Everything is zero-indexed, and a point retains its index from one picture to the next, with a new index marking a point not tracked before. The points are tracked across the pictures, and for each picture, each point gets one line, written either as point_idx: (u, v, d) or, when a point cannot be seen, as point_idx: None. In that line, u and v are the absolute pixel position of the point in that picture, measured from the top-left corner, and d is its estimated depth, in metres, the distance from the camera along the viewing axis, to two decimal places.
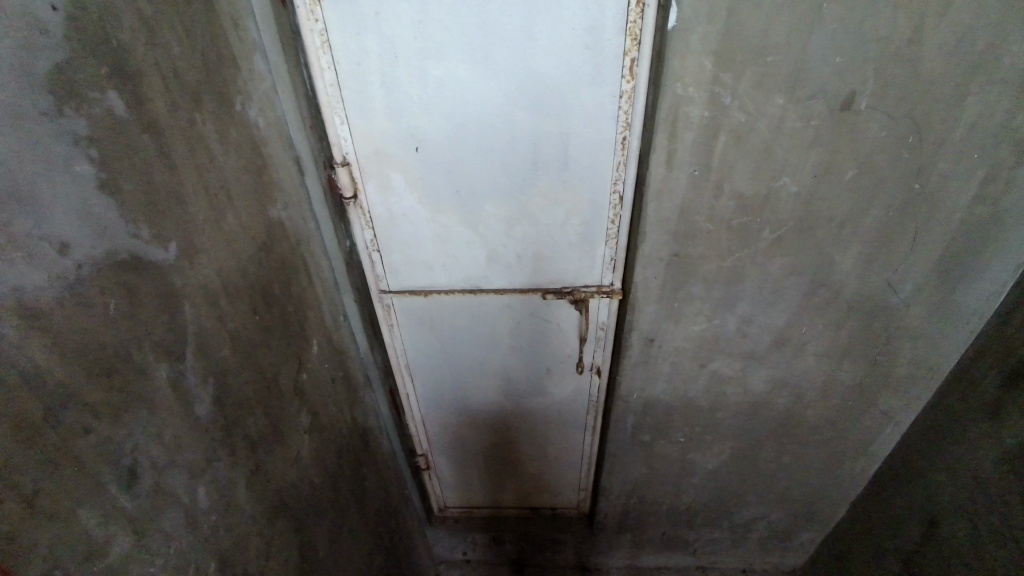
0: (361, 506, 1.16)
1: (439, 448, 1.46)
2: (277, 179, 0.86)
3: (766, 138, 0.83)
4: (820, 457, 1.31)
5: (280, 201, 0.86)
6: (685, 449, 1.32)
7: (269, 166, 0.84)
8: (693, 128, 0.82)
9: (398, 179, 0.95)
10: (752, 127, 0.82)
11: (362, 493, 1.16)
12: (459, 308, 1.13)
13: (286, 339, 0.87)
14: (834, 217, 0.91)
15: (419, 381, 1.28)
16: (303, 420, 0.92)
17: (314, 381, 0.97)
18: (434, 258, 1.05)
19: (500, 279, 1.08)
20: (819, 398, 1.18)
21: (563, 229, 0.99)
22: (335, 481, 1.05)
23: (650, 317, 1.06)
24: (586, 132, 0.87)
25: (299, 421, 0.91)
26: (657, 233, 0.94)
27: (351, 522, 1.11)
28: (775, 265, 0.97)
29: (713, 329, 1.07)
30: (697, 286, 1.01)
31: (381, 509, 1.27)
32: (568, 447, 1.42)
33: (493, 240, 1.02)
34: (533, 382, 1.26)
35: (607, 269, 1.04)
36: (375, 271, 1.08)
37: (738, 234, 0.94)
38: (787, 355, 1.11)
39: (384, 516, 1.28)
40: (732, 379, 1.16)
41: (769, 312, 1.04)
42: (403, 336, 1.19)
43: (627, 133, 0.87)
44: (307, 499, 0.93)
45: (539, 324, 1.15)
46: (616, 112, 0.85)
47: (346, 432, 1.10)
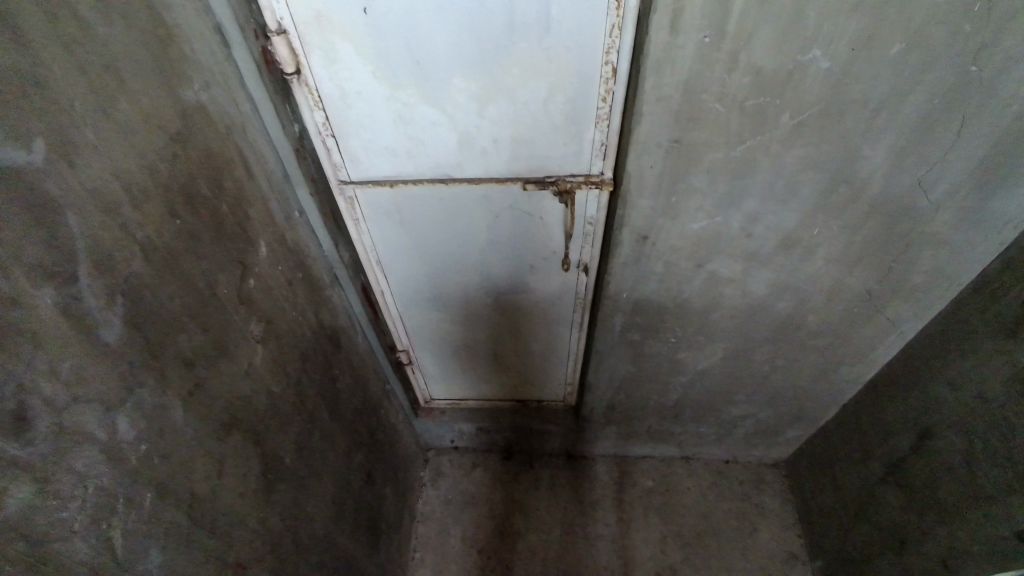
0: (333, 406, 1.13)
1: (421, 343, 1.41)
2: (186, 51, 0.70)
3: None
4: (816, 362, 1.24)
5: (192, 79, 0.71)
6: (675, 349, 1.22)
7: (173, 34, 0.68)
8: None
9: (346, 49, 0.79)
10: None
11: (333, 394, 1.13)
12: (429, 200, 1.01)
13: (222, 242, 0.76)
14: (867, 102, 0.75)
15: (393, 277, 1.20)
16: (254, 329, 0.84)
17: (267, 283, 0.88)
18: (397, 142, 0.92)
19: (474, 167, 0.94)
20: (822, 304, 1.09)
21: (544, 109, 0.84)
22: (301, 387, 0.99)
23: (644, 210, 0.91)
24: None
25: (248, 331, 0.83)
26: (657, 114, 0.77)
27: (321, 424, 1.07)
28: (791, 157, 0.82)
29: (714, 227, 0.93)
30: (699, 178, 0.85)
31: (356, 406, 1.24)
32: (555, 345, 1.34)
33: (463, 121, 0.87)
34: (516, 279, 1.16)
35: (596, 156, 0.90)
36: (331, 160, 0.96)
37: (753, 114, 0.77)
38: (794, 259, 0.99)
39: (361, 412, 1.27)
40: (731, 281, 1.04)
41: (778, 211, 0.90)
42: (372, 231, 1.09)
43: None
44: (265, 410, 0.88)
45: (520, 218, 1.01)
46: None
47: (311, 335, 1.03)
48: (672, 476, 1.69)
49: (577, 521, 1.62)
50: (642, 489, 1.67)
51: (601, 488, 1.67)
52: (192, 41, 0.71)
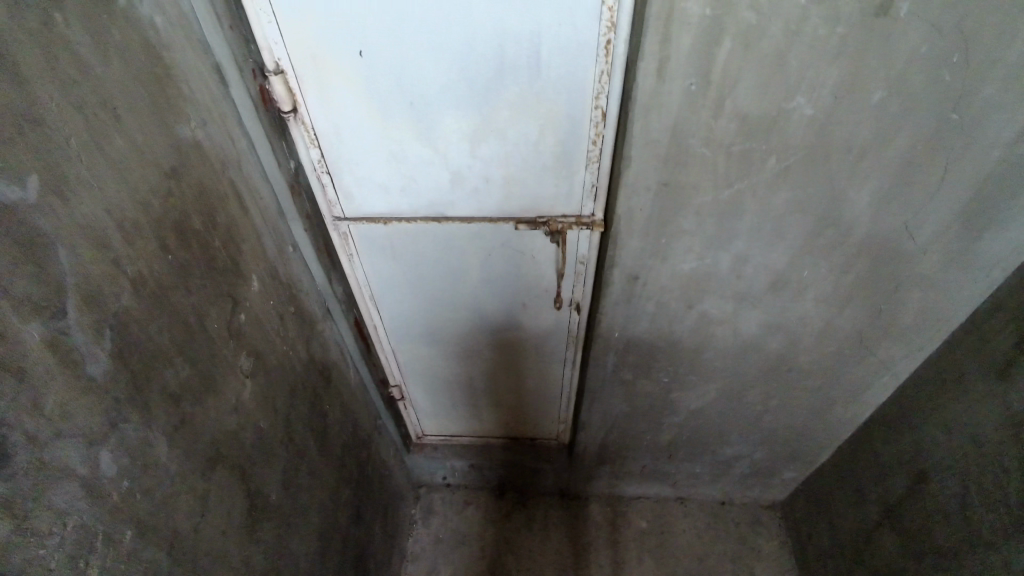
0: (322, 441, 1.12)
1: (412, 377, 1.40)
2: (184, 91, 0.72)
3: (779, 45, 0.67)
4: (809, 402, 1.24)
5: (189, 117, 0.73)
6: (668, 387, 1.22)
7: (172, 75, 0.70)
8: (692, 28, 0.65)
9: (342, 89, 0.82)
10: (764, 29, 0.65)
11: (322, 430, 1.12)
12: (422, 237, 1.02)
13: (213, 277, 0.77)
14: (849, 147, 0.77)
15: (386, 311, 1.21)
16: (243, 363, 0.84)
17: (258, 318, 0.88)
18: (390, 180, 0.94)
19: (467, 205, 0.95)
20: (814, 345, 1.09)
21: (535, 150, 0.86)
22: (289, 423, 0.99)
23: (634, 250, 0.91)
24: (561, 32, 0.72)
25: (237, 365, 0.83)
26: (644, 158, 0.78)
27: (309, 460, 1.06)
28: (779, 200, 0.83)
29: (704, 267, 0.94)
30: (688, 219, 0.86)
31: (346, 443, 1.23)
32: (548, 381, 1.34)
33: (455, 160, 0.89)
34: (508, 316, 1.16)
35: (587, 197, 0.91)
36: (326, 196, 0.98)
37: (739, 159, 0.78)
38: (785, 299, 0.99)
39: (350, 448, 1.26)
40: (722, 320, 1.04)
41: (768, 252, 0.91)
42: (365, 266, 1.11)
43: (612, 34, 0.71)
44: (252, 446, 0.87)
45: (512, 256, 1.02)
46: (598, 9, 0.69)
47: (301, 369, 1.03)
48: (667, 517, 1.66)
49: (570, 562, 1.58)
50: (636, 529, 1.64)
51: (595, 529, 1.64)
52: (190, 81, 0.73)
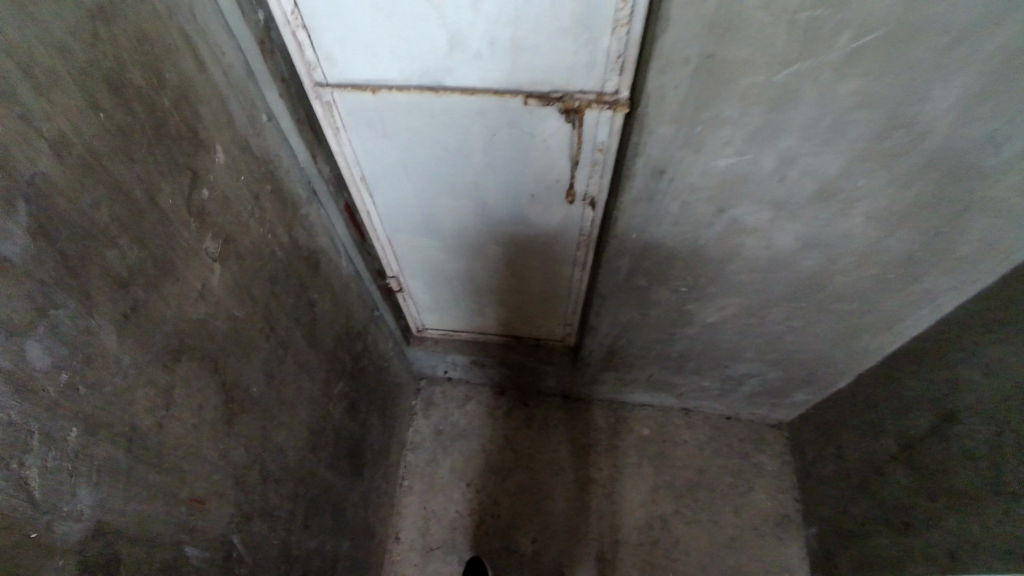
0: (311, 331, 1.07)
1: (411, 268, 1.32)
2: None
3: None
4: (837, 326, 1.13)
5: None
6: (683, 300, 1.11)
7: None
8: None
9: None
10: None
11: (311, 318, 1.06)
12: (416, 112, 0.88)
13: (163, 141, 0.67)
14: (948, 26, 0.61)
15: (379, 195, 1.10)
16: (209, 244, 0.76)
17: (225, 194, 0.80)
18: (377, 40, 0.78)
19: (468, 74, 0.80)
20: (854, 267, 0.96)
21: (550, 7, 0.68)
22: (269, 311, 0.92)
23: (662, 140, 0.77)
24: None
25: (201, 246, 0.75)
26: (686, 20, 0.63)
27: (296, 351, 1.01)
28: (845, 89, 0.68)
29: (740, 165, 0.80)
30: (730, 105, 0.71)
31: (338, 332, 1.18)
32: (555, 285, 1.22)
33: (452, 16, 0.72)
34: (514, 210, 1.03)
35: (611, 71, 0.74)
36: (304, 55, 0.84)
37: (803, 31, 0.62)
38: (830, 212, 0.86)
39: (344, 337, 1.21)
40: (754, 231, 0.91)
41: (820, 153, 0.76)
42: (353, 142, 0.98)
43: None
44: (224, 336, 0.81)
45: (519, 138, 0.87)
46: None
47: (281, 254, 0.95)
48: (670, 427, 1.63)
49: (568, 464, 1.58)
50: (637, 437, 1.61)
51: (596, 433, 1.62)
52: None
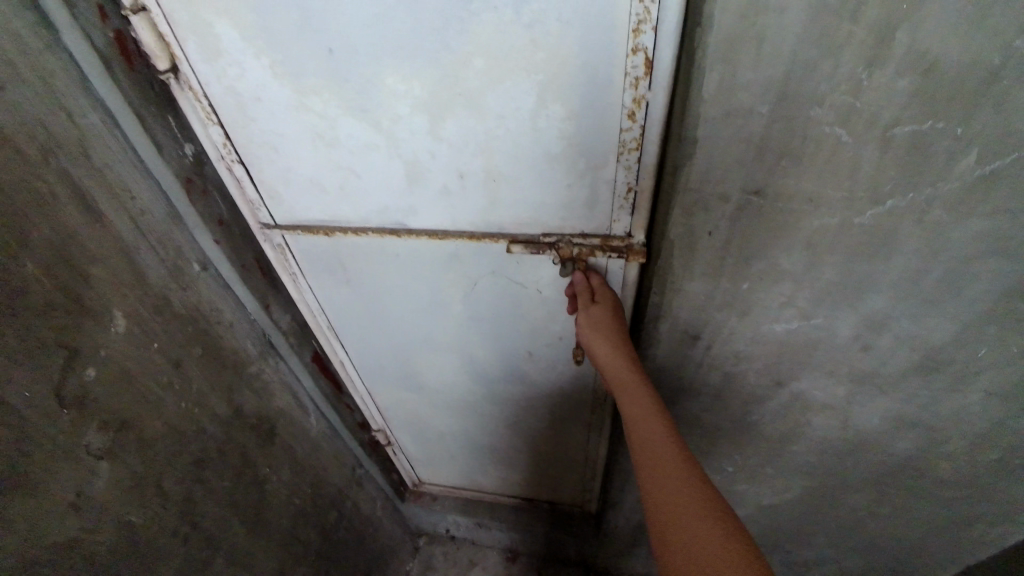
0: (260, 517, 0.81)
1: (398, 426, 1.05)
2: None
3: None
4: (939, 532, 0.79)
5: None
6: (733, 479, 0.84)
7: None
8: None
9: (227, 32, 0.50)
10: None
11: (262, 502, 0.82)
12: (382, 257, 0.68)
13: (22, 315, 0.50)
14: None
15: (351, 347, 0.87)
16: (97, 432, 0.58)
17: (125, 369, 0.61)
18: (323, 175, 0.60)
19: (436, 214, 0.61)
20: (964, 452, 0.65)
21: (532, 129, 0.50)
22: (196, 503, 0.70)
23: (696, 299, 0.59)
24: None
25: (84, 435, 0.56)
26: (722, 143, 0.46)
27: (232, 547, 0.76)
28: (966, 232, 0.46)
29: (806, 330, 0.58)
30: (791, 256, 0.52)
31: (307, 507, 0.92)
32: (572, 447, 0.97)
33: (405, 142, 0.54)
34: (509, 367, 0.81)
35: (621, 208, 0.54)
36: (245, 195, 0.65)
37: (906, 151, 0.43)
38: (936, 388, 0.59)
39: (316, 512, 0.95)
40: (828, 408, 0.66)
41: (921, 318, 0.53)
42: (315, 290, 0.77)
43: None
44: (117, 549, 0.60)
45: (507, 289, 0.67)
46: None
47: (217, 428, 0.73)
48: None
49: None
50: None
51: None
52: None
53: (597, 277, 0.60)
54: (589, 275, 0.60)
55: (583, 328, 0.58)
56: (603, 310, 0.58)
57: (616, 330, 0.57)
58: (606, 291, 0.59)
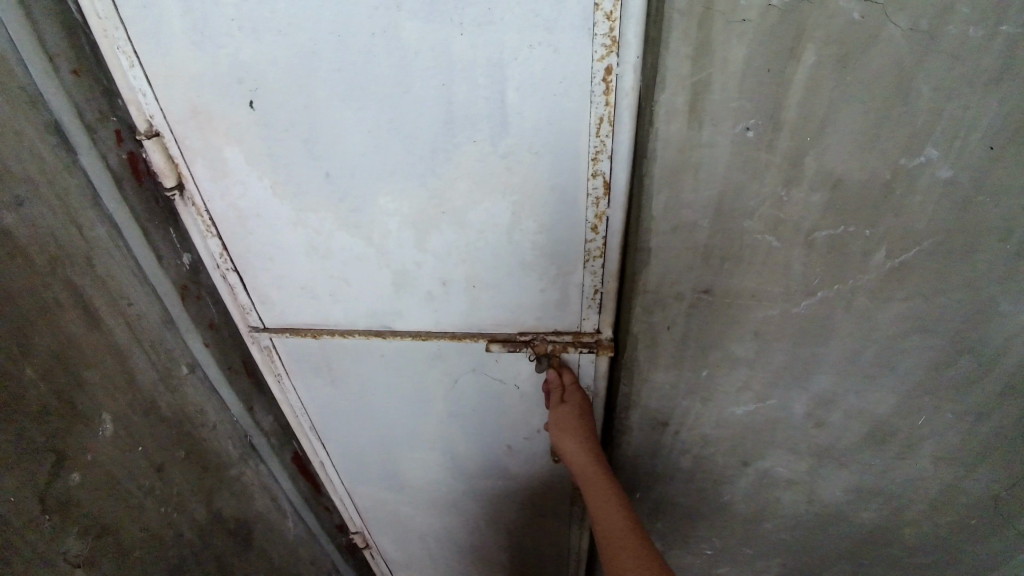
0: None
1: (376, 529, 1.03)
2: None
3: (900, 53, 0.41)
4: None
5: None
6: (713, 563, 0.85)
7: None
8: (743, 40, 0.42)
9: (236, 160, 0.57)
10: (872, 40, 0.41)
11: None
12: (367, 358, 0.71)
13: (17, 421, 0.52)
14: (1013, 230, 0.46)
15: (332, 446, 0.87)
16: (75, 537, 0.58)
17: (110, 473, 0.62)
18: (314, 282, 0.65)
19: (420, 317, 0.65)
20: (926, 516, 0.69)
21: (507, 241, 0.56)
22: None
23: (662, 387, 0.64)
24: (527, 60, 0.46)
25: (64, 540, 0.57)
26: (673, 251, 0.53)
27: None
28: (888, 315, 0.53)
29: (763, 410, 0.63)
30: (742, 345, 0.58)
31: None
32: (553, 543, 0.96)
33: (393, 254, 0.60)
34: (489, 461, 0.83)
35: (589, 305, 0.59)
36: (237, 300, 0.69)
37: (828, 251, 0.51)
38: (886, 457, 0.64)
39: None
40: (793, 484, 0.70)
41: (863, 394, 0.59)
42: (300, 391, 0.79)
43: (615, 56, 0.45)
44: None
45: (486, 385, 0.71)
46: (589, 25, 0.44)
47: (193, 533, 0.73)
48: None
49: None
50: None
51: None
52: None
53: (569, 373, 0.64)
54: (561, 372, 0.64)
55: (552, 427, 0.63)
56: (565, 409, 0.63)
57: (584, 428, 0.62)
58: (576, 390, 0.64)
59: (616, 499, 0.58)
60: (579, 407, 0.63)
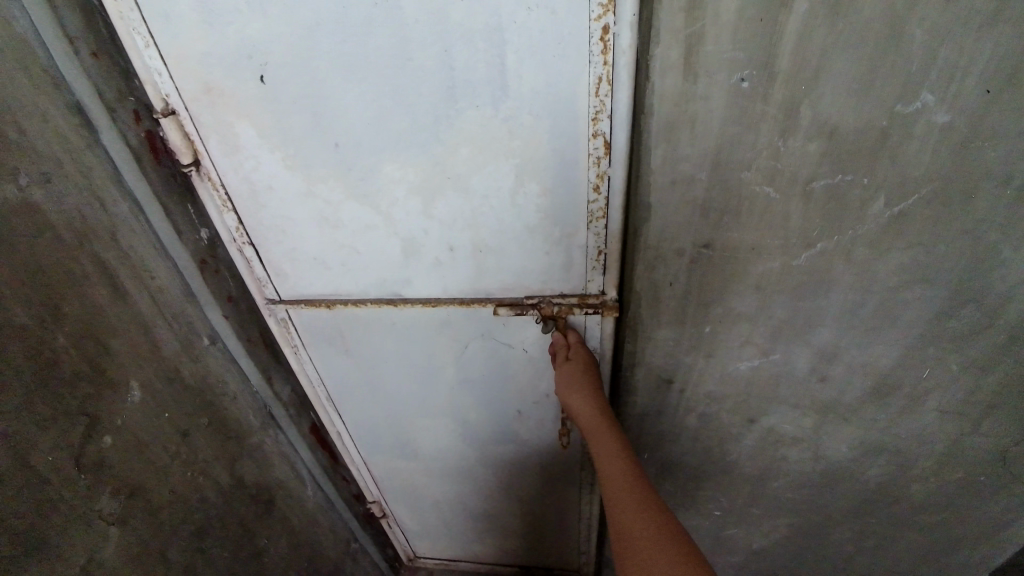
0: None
1: (393, 497, 1.06)
2: (7, 131, 0.51)
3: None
4: (928, 569, 0.81)
5: (16, 170, 0.51)
6: (721, 523, 0.87)
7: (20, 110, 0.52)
8: None
9: (247, 134, 0.58)
10: None
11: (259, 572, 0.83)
12: (379, 326, 0.74)
13: (51, 384, 0.55)
14: (1012, 175, 0.47)
15: (348, 416, 0.90)
16: (109, 498, 0.61)
17: (138, 437, 0.65)
18: (326, 253, 0.67)
19: (428, 284, 0.67)
20: (934, 473, 0.69)
21: (511, 206, 0.58)
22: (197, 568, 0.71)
23: (665, 344, 0.66)
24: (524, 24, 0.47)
25: (99, 500, 0.60)
26: (673, 206, 0.55)
27: None
28: (887, 266, 0.54)
29: (766, 366, 0.64)
30: (743, 299, 0.59)
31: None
32: (565, 507, 0.99)
33: (401, 222, 0.62)
34: (500, 427, 0.85)
35: (593, 268, 0.60)
36: (253, 273, 0.71)
37: (826, 202, 0.51)
38: (891, 411, 0.65)
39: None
40: (798, 441, 0.71)
41: (866, 347, 0.60)
42: (315, 361, 0.81)
43: (612, 15, 0.45)
44: None
45: (495, 350, 0.73)
46: None
47: (218, 497, 0.76)
48: None
49: None
50: None
51: None
52: (21, 120, 0.52)
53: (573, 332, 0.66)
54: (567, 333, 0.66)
55: (558, 384, 0.64)
56: (571, 367, 0.64)
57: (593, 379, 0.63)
58: (582, 347, 0.65)
59: (621, 451, 0.59)
60: (585, 366, 0.64)
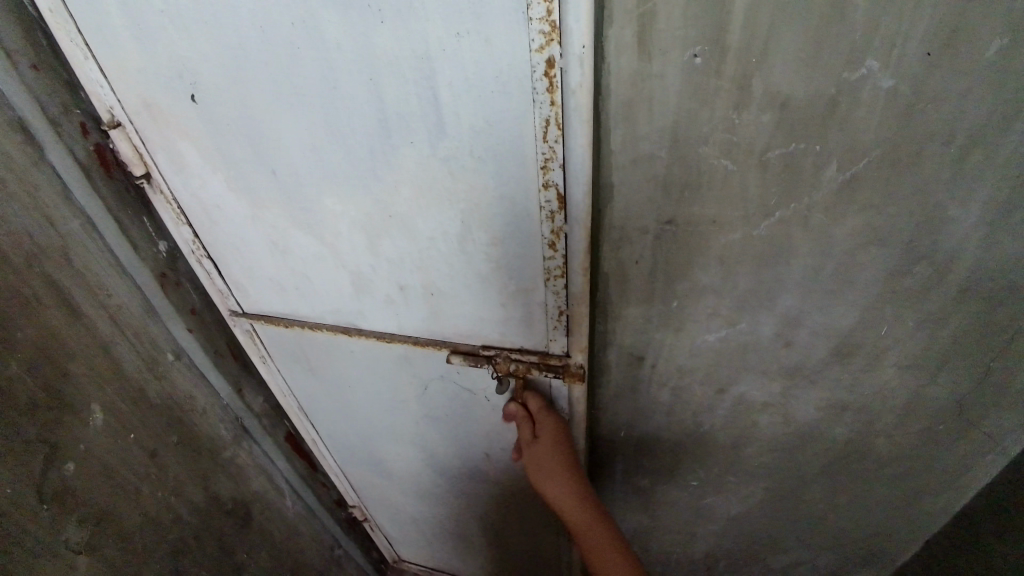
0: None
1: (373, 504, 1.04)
2: None
3: None
4: (896, 519, 0.84)
5: None
6: (699, 494, 0.89)
7: None
8: None
9: (190, 153, 0.57)
10: None
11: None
12: (336, 351, 0.73)
13: (6, 413, 0.52)
14: (954, 133, 0.49)
15: (321, 427, 0.88)
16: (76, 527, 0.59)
17: (104, 461, 0.62)
18: (281, 276, 0.66)
19: (383, 321, 0.67)
20: (897, 425, 0.72)
21: (460, 251, 0.56)
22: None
23: (636, 322, 0.67)
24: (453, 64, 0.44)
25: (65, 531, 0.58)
26: (635, 185, 0.56)
27: None
28: (842, 229, 0.56)
29: (734, 335, 0.66)
30: (707, 272, 0.61)
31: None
32: None
33: (348, 256, 0.61)
34: (467, 465, 0.84)
35: (553, 326, 0.59)
36: (215, 285, 0.70)
37: (782, 170, 0.53)
38: (854, 369, 0.67)
39: None
40: (768, 407, 0.74)
41: (827, 309, 0.62)
42: (284, 372, 0.80)
43: (558, 47, 0.41)
44: None
45: (454, 393, 0.72)
46: (528, 25, 0.40)
47: (194, 518, 0.74)
48: None
49: None
50: None
51: None
52: None
53: (533, 395, 0.66)
54: (525, 400, 0.67)
55: (530, 464, 0.66)
56: (541, 450, 0.65)
57: (559, 461, 0.65)
58: (545, 417, 0.66)
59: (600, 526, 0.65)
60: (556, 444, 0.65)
